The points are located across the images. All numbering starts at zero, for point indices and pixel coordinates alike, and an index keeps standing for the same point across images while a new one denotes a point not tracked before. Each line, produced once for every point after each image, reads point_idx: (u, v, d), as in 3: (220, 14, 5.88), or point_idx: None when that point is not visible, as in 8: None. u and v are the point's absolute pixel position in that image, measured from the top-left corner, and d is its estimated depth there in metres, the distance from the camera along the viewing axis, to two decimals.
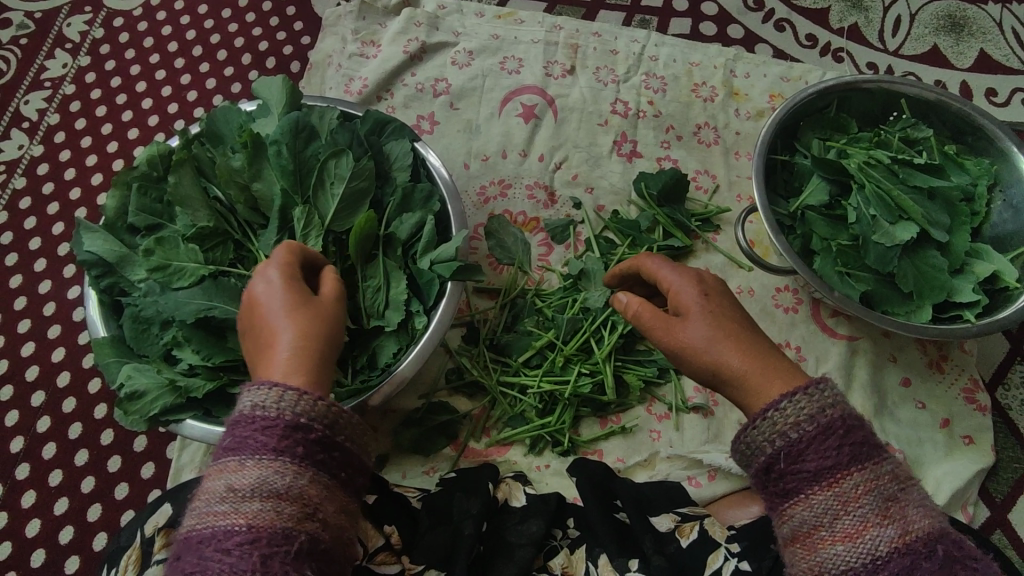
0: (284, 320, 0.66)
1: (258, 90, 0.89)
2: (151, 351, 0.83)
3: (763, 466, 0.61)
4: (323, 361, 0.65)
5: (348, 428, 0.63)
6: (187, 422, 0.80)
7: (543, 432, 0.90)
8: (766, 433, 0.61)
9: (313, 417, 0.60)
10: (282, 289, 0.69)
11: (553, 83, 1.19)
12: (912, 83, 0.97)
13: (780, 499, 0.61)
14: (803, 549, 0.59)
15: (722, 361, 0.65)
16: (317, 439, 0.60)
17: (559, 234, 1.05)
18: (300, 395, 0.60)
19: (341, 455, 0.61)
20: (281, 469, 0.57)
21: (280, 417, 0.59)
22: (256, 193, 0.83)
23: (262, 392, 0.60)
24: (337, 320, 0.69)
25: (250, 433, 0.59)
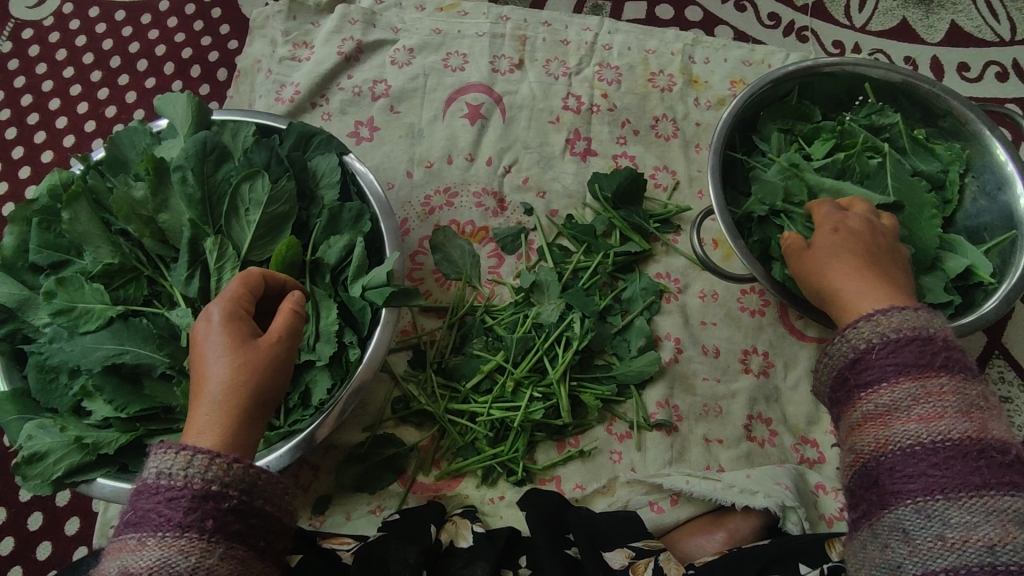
0: (214, 369, 0.58)
1: (162, 107, 0.82)
2: (58, 405, 0.76)
3: (857, 356, 0.63)
4: (248, 423, 0.58)
5: (268, 489, 0.58)
6: (98, 480, 0.74)
7: (495, 462, 0.85)
8: (865, 332, 0.63)
9: (227, 483, 0.55)
10: (223, 323, 0.60)
11: (500, 80, 1.11)
12: (876, 64, 0.90)
13: (858, 389, 0.62)
14: (873, 430, 0.59)
15: (838, 289, 0.72)
16: (231, 507, 0.55)
17: (509, 244, 0.99)
18: (210, 459, 0.55)
19: (258, 522, 0.57)
20: (187, 547, 0.52)
21: (188, 486, 0.54)
22: (164, 225, 0.76)
23: (167, 458, 0.54)
24: (279, 366, 0.61)
25: (154, 507, 0.54)
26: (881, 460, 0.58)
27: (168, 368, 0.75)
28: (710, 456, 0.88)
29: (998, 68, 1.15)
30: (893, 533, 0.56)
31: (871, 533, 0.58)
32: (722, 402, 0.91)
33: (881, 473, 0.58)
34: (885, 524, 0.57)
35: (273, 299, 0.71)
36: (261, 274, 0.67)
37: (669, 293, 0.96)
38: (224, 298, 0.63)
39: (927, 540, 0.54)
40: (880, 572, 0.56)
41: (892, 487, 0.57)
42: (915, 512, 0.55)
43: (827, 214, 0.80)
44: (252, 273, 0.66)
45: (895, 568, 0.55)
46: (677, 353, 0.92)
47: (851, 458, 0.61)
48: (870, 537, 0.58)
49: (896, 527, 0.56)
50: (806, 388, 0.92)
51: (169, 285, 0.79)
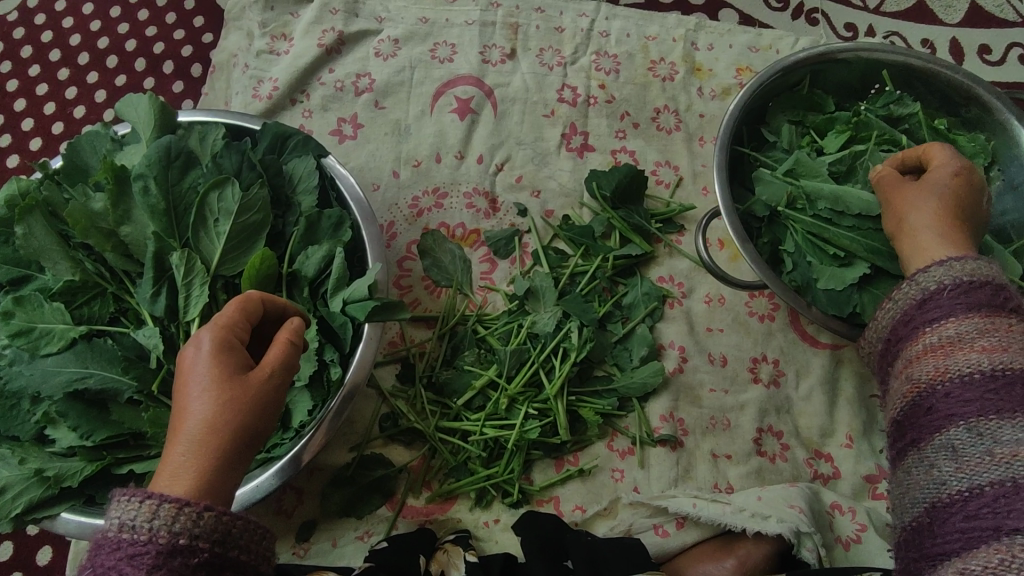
0: (196, 403, 0.55)
1: (122, 110, 0.76)
2: (20, 432, 0.71)
3: (924, 294, 0.61)
4: (227, 464, 0.55)
5: (242, 537, 0.56)
6: (62, 516, 0.68)
7: (490, 484, 0.80)
8: (936, 274, 0.61)
9: (196, 536, 0.53)
10: (210, 356, 0.57)
11: (491, 71, 1.05)
12: (894, 49, 0.83)
13: (922, 323, 0.59)
14: (932, 359, 0.56)
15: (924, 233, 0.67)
16: (202, 562, 0.53)
17: (502, 247, 0.93)
18: (178, 509, 0.52)
19: (232, 574, 0.56)
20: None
21: (153, 541, 0.52)
22: (127, 238, 0.70)
23: (131, 510, 0.51)
24: (264, 407, 0.57)
25: (117, 564, 0.51)
26: (936, 388, 0.55)
27: (137, 392, 0.70)
28: (718, 473, 0.83)
29: (1021, 50, 1.08)
30: (942, 451, 0.53)
31: (918, 457, 0.55)
32: (729, 415, 0.85)
33: (935, 399, 0.55)
34: (933, 446, 0.54)
35: (276, 322, 0.68)
36: (259, 300, 0.63)
37: (672, 298, 0.90)
38: (215, 325, 0.59)
39: (976, 457, 0.51)
40: (923, 495, 0.54)
41: (945, 411, 0.54)
42: (966, 432, 0.52)
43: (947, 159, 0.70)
44: (249, 299, 0.63)
45: (940, 487, 0.52)
46: (682, 363, 0.87)
47: (903, 390, 0.59)
48: (918, 464, 0.55)
49: (945, 445, 0.53)
50: (819, 399, 0.86)
51: (136, 302, 0.73)
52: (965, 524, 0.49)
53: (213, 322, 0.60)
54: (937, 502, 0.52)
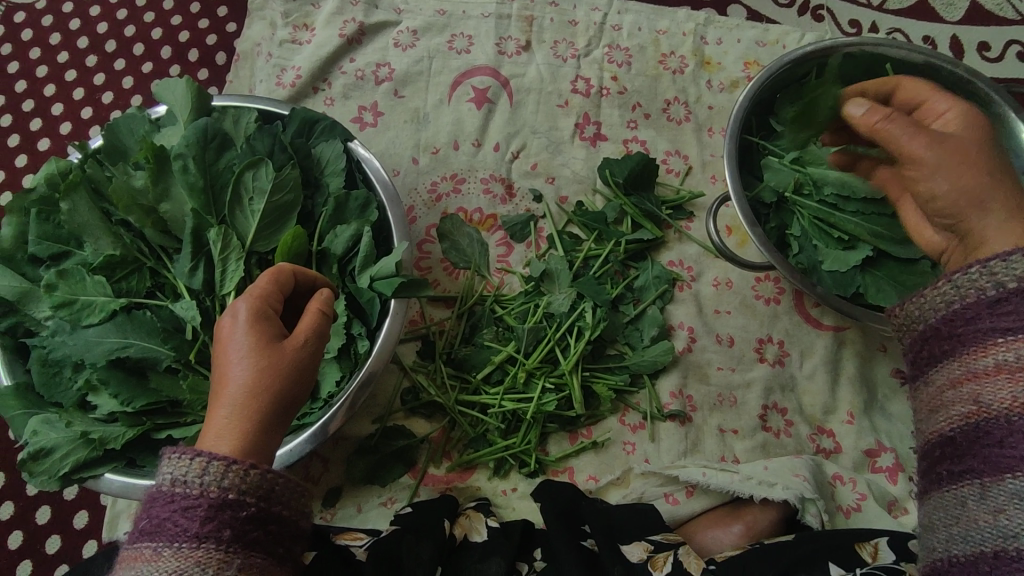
0: (237, 368, 0.56)
1: (160, 93, 0.79)
2: (63, 399, 0.75)
3: (1002, 292, 0.49)
4: (268, 426, 0.56)
5: (286, 494, 0.57)
6: (105, 476, 0.73)
7: (508, 454, 0.84)
8: (1018, 271, 0.49)
9: (244, 492, 0.53)
10: (248, 323, 0.59)
11: (507, 62, 1.08)
12: (898, 44, 0.87)
13: (991, 330, 0.49)
14: (1010, 384, 0.48)
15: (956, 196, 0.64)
16: (249, 516, 0.54)
17: (518, 231, 0.97)
18: (226, 467, 0.53)
19: (276, 529, 0.56)
20: (204, 559, 0.51)
21: (205, 495, 0.52)
22: (166, 215, 0.74)
23: (182, 466, 0.52)
24: (303, 370, 0.59)
25: (169, 516, 0.52)
26: (1013, 421, 0.47)
27: (173, 362, 0.74)
28: (725, 447, 0.87)
29: (1019, 47, 1.11)
30: (1015, 500, 0.46)
31: (977, 493, 0.48)
32: (736, 392, 0.89)
33: (1010, 434, 0.47)
34: (1002, 489, 0.47)
35: (297, 298, 0.70)
36: (287, 274, 0.65)
37: (682, 281, 0.94)
38: (249, 298, 0.61)
39: None
40: (981, 537, 0.48)
41: (1021, 452, 0.47)
42: None
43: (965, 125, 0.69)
44: (278, 273, 0.65)
45: (1007, 538, 0.46)
46: (691, 342, 0.91)
47: (965, 410, 0.50)
48: (974, 497, 0.49)
49: (1022, 496, 0.46)
50: (822, 377, 0.90)
51: (173, 276, 0.77)
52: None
53: (246, 296, 0.62)
54: (1001, 551, 0.46)
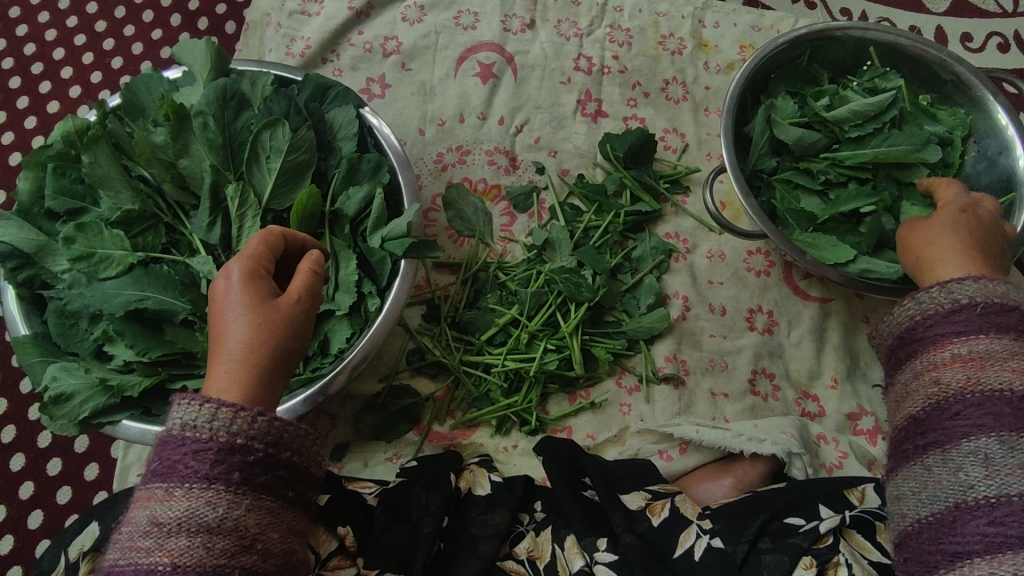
0: (234, 326, 0.60)
1: (179, 54, 0.81)
2: (80, 349, 0.76)
3: (953, 304, 0.64)
4: (267, 377, 0.61)
5: (294, 442, 0.61)
6: (122, 423, 0.74)
7: (510, 412, 0.87)
8: (971, 289, 0.64)
9: (253, 437, 0.57)
10: (241, 282, 0.62)
11: (512, 39, 1.11)
12: (886, 29, 0.91)
13: (948, 333, 0.63)
14: (963, 369, 0.60)
15: (930, 246, 0.74)
16: (257, 460, 0.57)
17: (521, 202, 1.00)
18: (235, 413, 0.57)
19: (284, 475, 0.59)
20: (215, 498, 0.55)
21: (214, 440, 0.56)
22: (184, 171, 0.76)
23: (192, 411, 0.56)
24: (295, 327, 0.62)
25: (181, 459, 0.56)
26: (966, 398, 0.59)
27: (190, 314, 0.76)
28: (715, 409, 0.91)
29: (1000, 38, 1.17)
30: (971, 456, 0.57)
31: (938, 458, 0.59)
32: (727, 358, 0.93)
33: (965, 408, 0.59)
34: (961, 450, 0.58)
35: (292, 258, 0.73)
36: (280, 235, 0.68)
37: (677, 253, 0.98)
38: (244, 258, 0.64)
39: (1005, 467, 0.55)
40: (944, 494, 0.58)
41: (974, 420, 0.58)
42: (997, 443, 0.56)
43: (953, 194, 0.80)
44: (271, 234, 0.68)
45: (965, 491, 0.56)
46: (685, 311, 0.95)
47: (929, 392, 0.62)
48: (937, 462, 0.59)
49: (976, 453, 0.57)
50: (808, 345, 0.94)
51: (189, 232, 0.79)
52: (988, 529, 0.54)
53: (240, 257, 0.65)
54: (960, 503, 0.56)
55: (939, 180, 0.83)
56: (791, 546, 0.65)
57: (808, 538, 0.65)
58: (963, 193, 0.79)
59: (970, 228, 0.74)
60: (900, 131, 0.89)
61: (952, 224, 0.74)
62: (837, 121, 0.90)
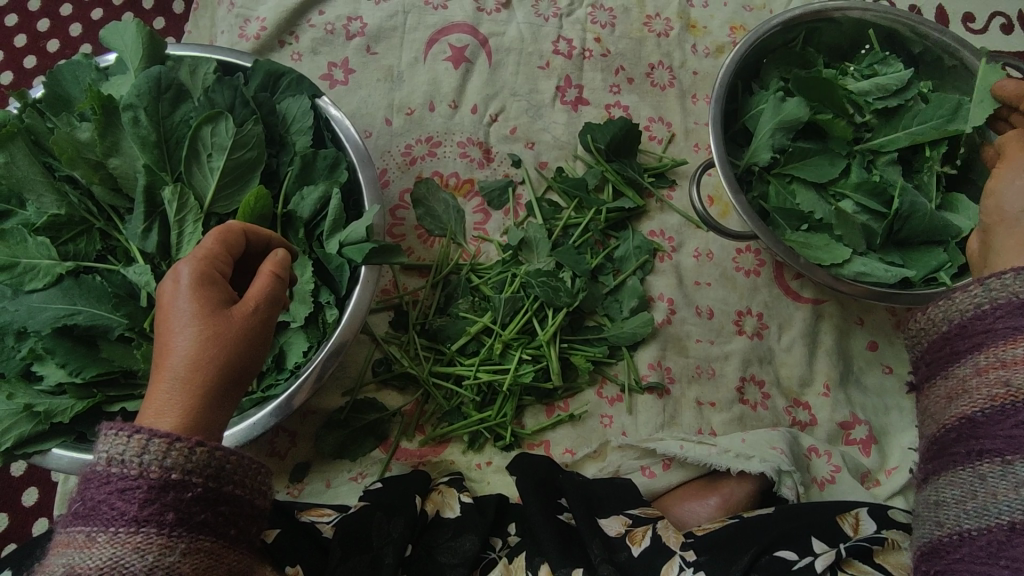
0: (180, 338, 0.49)
1: (110, 39, 0.73)
2: (4, 368, 0.69)
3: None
4: (218, 401, 0.50)
5: (241, 471, 0.51)
6: (53, 451, 0.68)
7: (483, 427, 0.81)
8: None
9: (191, 471, 0.47)
10: (192, 285, 0.51)
11: (486, 20, 1.03)
12: (886, 9, 0.84)
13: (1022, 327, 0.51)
14: None
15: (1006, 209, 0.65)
16: (196, 497, 0.48)
17: (495, 198, 0.94)
18: (169, 444, 0.47)
19: (229, 510, 0.49)
20: (144, 544, 0.45)
21: (144, 476, 0.46)
22: (115, 171, 0.68)
23: (118, 443, 0.46)
24: (253, 340, 0.51)
25: (105, 498, 0.46)
26: None
27: (127, 330, 0.68)
28: (702, 419, 0.86)
29: (1004, 19, 1.10)
30: None
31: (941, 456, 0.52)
32: (714, 364, 0.88)
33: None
34: None
35: (250, 257, 0.62)
36: (239, 231, 0.57)
37: (662, 252, 0.92)
38: (197, 257, 0.53)
39: None
40: (999, 510, 0.49)
41: None
42: None
43: None
44: (230, 230, 0.57)
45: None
46: (670, 314, 0.89)
47: (993, 393, 0.51)
48: (993, 474, 0.50)
49: None
50: (800, 350, 0.89)
51: (125, 239, 0.71)
52: None
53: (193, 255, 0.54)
54: (1017, 523, 0.48)
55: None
56: None
57: None
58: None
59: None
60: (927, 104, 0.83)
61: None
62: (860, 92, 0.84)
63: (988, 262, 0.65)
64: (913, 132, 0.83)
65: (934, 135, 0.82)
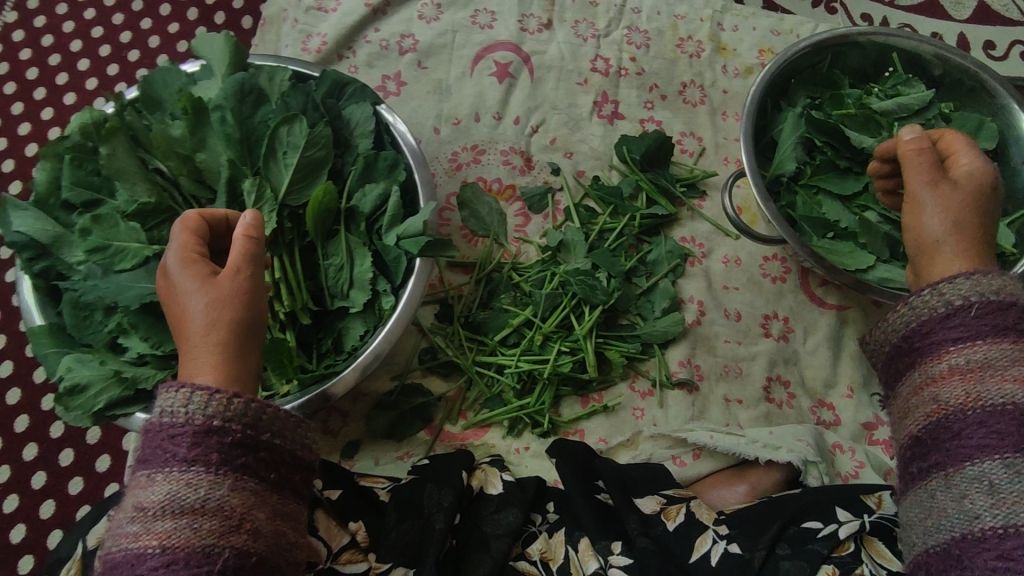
0: (189, 310, 0.55)
1: (198, 48, 0.81)
2: (93, 340, 0.76)
3: (950, 310, 0.61)
4: (242, 354, 0.56)
5: (277, 422, 0.55)
6: (136, 415, 0.74)
7: (522, 414, 0.86)
8: (960, 287, 0.61)
9: (229, 418, 0.52)
10: (181, 267, 0.57)
11: (529, 39, 1.10)
12: (908, 35, 0.90)
13: (944, 342, 0.60)
14: (962, 383, 0.58)
15: (928, 232, 0.68)
16: (236, 441, 0.52)
17: (536, 202, 1.00)
18: (209, 395, 0.52)
19: (268, 455, 0.54)
20: (195, 480, 0.51)
21: (189, 423, 0.51)
22: (201, 164, 0.75)
23: (167, 396, 0.52)
24: (250, 298, 0.57)
25: (160, 443, 0.52)
26: (969, 415, 0.57)
27: None
28: (730, 415, 0.90)
29: None
30: (977, 484, 0.55)
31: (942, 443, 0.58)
32: (742, 363, 0.92)
33: (966, 427, 0.57)
34: (964, 476, 0.56)
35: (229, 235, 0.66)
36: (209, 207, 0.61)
37: (693, 257, 0.97)
38: (181, 241, 0.58)
39: (1012, 493, 0.54)
40: (952, 522, 0.56)
41: (975, 443, 0.56)
42: (1003, 467, 0.55)
43: (964, 147, 0.72)
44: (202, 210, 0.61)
45: (973, 521, 0.55)
46: (700, 316, 0.94)
47: (927, 410, 0.60)
48: (942, 487, 0.58)
49: (980, 479, 0.55)
50: (824, 354, 0.93)
51: None
52: (998, 562, 0.53)
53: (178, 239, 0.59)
54: (969, 533, 0.55)
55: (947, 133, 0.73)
56: (810, 553, 0.65)
57: (827, 544, 0.65)
58: (988, 164, 0.69)
59: (973, 210, 0.68)
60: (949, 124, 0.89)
61: (948, 206, 0.68)
62: (885, 112, 0.90)
63: (920, 281, 0.71)
64: None
65: None
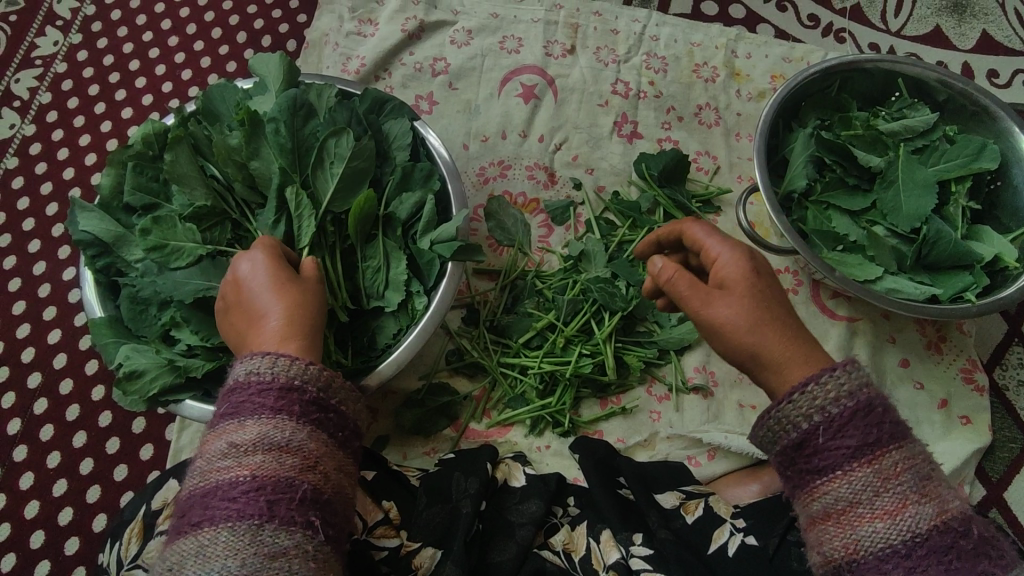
0: (271, 298, 0.64)
1: (255, 66, 0.89)
2: (148, 332, 0.82)
3: (801, 439, 0.60)
4: (315, 336, 0.64)
5: (342, 391, 0.61)
6: (185, 402, 0.79)
7: (544, 413, 0.91)
8: (801, 410, 0.60)
9: (308, 379, 0.58)
10: (261, 269, 0.67)
11: (553, 63, 1.17)
12: (914, 62, 0.96)
13: (812, 478, 0.60)
14: (838, 527, 0.58)
15: (746, 343, 0.64)
16: (312, 399, 0.58)
17: (559, 215, 1.04)
18: (292, 361, 0.58)
19: (336, 417, 0.59)
20: (280, 425, 0.55)
21: (275, 380, 0.57)
22: (255, 172, 0.82)
23: (254, 358, 0.58)
24: (319, 299, 0.68)
25: (247, 396, 0.57)
26: (855, 562, 0.57)
27: None
28: (743, 420, 0.94)
29: None
30: None
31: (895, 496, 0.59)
32: None
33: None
34: None
35: None
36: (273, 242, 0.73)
37: None
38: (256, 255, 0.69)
39: None
40: None
41: None
42: None
43: (705, 236, 0.70)
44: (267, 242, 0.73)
45: None
46: None
47: (819, 558, 0.60)
48: None
49: None
50: None
51: (255, 229, 0.84)
52: None
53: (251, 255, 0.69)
54: None
55: (684, 227, 0.73)
56: None
57: None
58: (736, 248, 0.67)
59: (760, 305, 0.64)
60: (952, 144, 0.94)
61: (741, 305, 0.64)
62: (889, 133, 0.96)
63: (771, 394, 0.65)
64: (941, 169, 0.93)
65: (959, 172, 0.92)
